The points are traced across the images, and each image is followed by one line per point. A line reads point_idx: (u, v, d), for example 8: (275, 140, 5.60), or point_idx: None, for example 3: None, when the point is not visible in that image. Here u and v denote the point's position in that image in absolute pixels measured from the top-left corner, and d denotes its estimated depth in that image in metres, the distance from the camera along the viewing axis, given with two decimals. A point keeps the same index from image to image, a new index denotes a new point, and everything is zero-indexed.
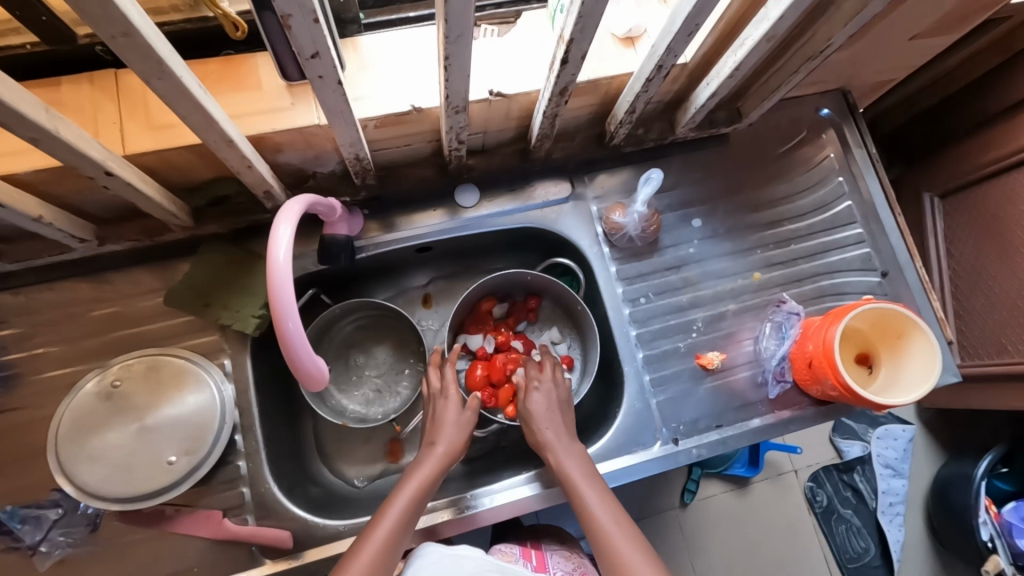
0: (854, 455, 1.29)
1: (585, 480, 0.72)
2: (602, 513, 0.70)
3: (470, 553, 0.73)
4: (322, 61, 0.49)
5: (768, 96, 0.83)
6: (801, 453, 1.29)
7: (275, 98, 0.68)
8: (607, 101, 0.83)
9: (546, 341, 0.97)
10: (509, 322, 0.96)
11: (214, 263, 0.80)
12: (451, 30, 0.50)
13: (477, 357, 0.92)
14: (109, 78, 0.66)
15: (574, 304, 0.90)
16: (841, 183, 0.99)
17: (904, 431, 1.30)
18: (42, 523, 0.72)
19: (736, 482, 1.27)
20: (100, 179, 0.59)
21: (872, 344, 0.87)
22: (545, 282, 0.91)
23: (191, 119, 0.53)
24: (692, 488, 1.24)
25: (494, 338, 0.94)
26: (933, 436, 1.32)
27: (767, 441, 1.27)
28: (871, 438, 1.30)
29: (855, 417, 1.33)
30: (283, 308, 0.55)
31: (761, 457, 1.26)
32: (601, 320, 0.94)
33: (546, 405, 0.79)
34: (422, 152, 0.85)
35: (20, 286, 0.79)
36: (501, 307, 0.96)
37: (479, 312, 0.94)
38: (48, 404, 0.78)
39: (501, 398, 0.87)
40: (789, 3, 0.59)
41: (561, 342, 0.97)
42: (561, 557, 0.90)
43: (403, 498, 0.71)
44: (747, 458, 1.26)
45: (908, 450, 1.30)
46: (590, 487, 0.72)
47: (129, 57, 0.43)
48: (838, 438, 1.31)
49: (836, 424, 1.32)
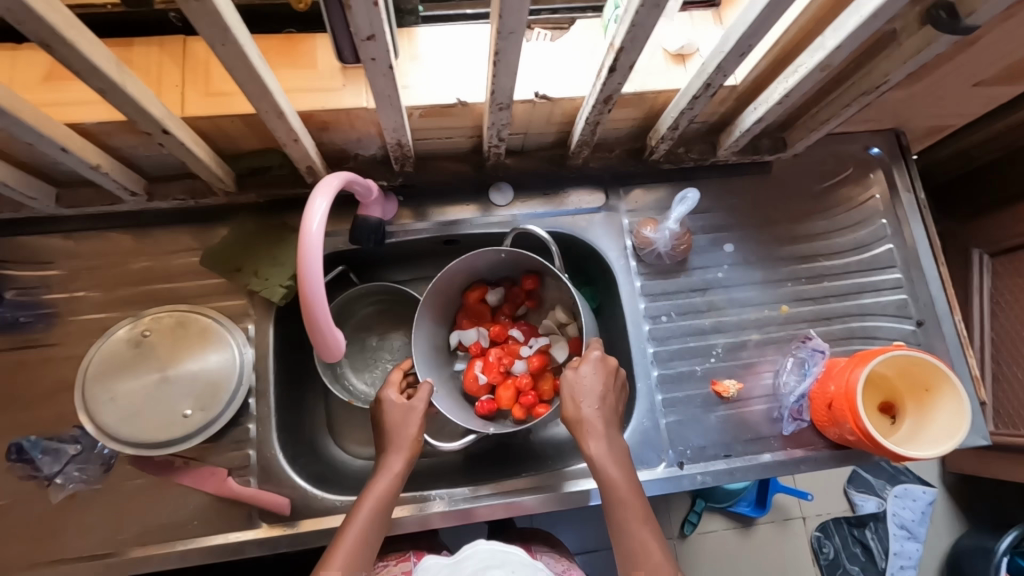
0: (867, 511, 1.24)
1: (619, 470, 0.70)
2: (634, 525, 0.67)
3: (470, 553, 0.73)
4: (377, 44, 0.51)
5: (817, 128, 0.82)
6: (812, 500, 1.25)
7: (328, 78, 0.71)
8: (651, 115, 0.82)
9: (551, 324, 0.93)
10: (505, 310, 0.94)
11: (250, 231, 0.83)
12: (504, 26, 0.51)
13: (474, 354, 0.91)
14: (177, 44, 0.69)
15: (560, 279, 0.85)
16: (884, 226, 0.96)
17: (924, 493, 1.23)
18: (60, 456, 0.75)
19: (740, 520, 1.24)
20: (157, 137, 0.62)
21: (898, 392, 0.84)
22: (521, 257, 0.86)
23: (247, 87, 0.55)
24: (693, 520, 1.21)
25: (487, 331, 0.92)
26: (955, 502, 1.26)
27: (776, 482, 1.23)
28: (888, 496, 1.24)
29: (872, 471, 1.28)
30: (309, 277, 0.57)
31: (769, 498, 1.21)
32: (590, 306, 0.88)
33: (594, 385, 0.74)
34: (462, 146, 0.87)
35: (75, 231, 0.84)
36: (494, 295, 0.92)
37: (468, 304, 0.92)
38: (84, 344, 0.82)
39: (501, 398, 0.86)
40: (848, 33, 0.58)
41: (569, 322, 0.92)
42: (552, 559, 0.90)
43: (372, 494, 0.70)
44: (754, 497, 1.23)
45: (927, 513, 1.22)
46: (621, 477, 0.69)
47: (198, 20, 0.45)
48: (853, 491, 1.26)
49: (851, 475, 1.28)
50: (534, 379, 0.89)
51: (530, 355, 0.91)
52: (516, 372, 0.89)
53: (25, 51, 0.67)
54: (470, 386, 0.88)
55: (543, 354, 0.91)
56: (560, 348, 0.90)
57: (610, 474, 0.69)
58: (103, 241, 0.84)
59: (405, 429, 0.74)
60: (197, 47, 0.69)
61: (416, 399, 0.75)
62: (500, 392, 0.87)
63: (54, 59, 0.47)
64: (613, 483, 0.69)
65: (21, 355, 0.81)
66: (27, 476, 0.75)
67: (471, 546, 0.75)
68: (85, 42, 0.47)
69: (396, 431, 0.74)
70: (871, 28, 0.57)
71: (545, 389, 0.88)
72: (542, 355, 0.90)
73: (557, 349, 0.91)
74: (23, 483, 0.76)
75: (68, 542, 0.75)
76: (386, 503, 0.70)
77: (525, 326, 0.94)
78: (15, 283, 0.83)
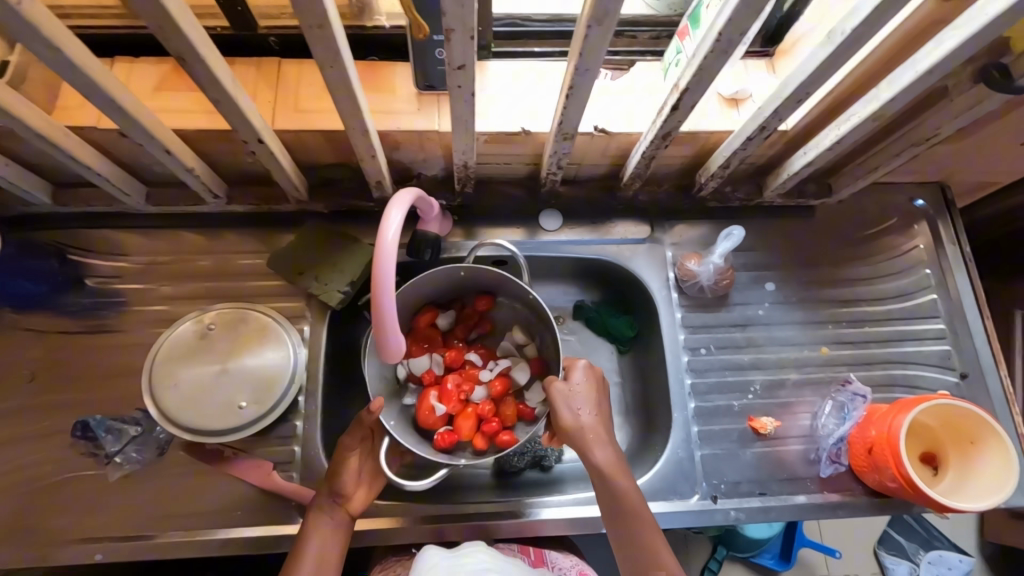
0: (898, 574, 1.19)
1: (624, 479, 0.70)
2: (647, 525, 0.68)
3: (473, 551, 0.73)
4: (465, 73, 0.56)
5: (864, 175, 0.85)
6: (839, 557, 1.21)
7: (405, 103, 0.77)
8: (702, 154, 0.86)
9: (508, 346, 0.92)
10: (457, 336, 0.92)
11: (315, 237, 0.88)
12: (582, 64, 0.55)
13: (427, 383, 0.85)
14: (273, 64, 0.76)
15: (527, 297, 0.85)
16: (928, 276, 0.96)
17: (960, 562, 1.19)
18: (121, 436, 0.80)
19: (763, 572, 1.20)
20: (252, 145, 0.68)
21: (940, 443, 0.83)
22: (481, 274, 0.84)
23: (342, 106, 0.61)
24: (714, 567, 1.18)
25: (442, 358, 0.88)
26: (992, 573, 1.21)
27: (803, 536, 1.19)
28: (921, 561, 1.20)
29: (904, 532, 1.23)
30: (382, 290, 0.60)
31: (794, 551, 1.18)
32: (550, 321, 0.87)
33: (589, 395, 0.75)
34: (518, 172, 0.92)
35: (151, 227, 0.90)
36: (446, 319, 0.90)
37: (419, 328, 0.89)
38: (149, 332, 0.87)
39: (463, 427, 0.82)
40: (902, 87, 0.61)
41: (528, 343, 0.92)
42: (560, 554, 0.88)
43: (312, 546, 0.70)
44: (779, 550, 1.19)
45: None
46: (627, 484, 0.69)
47: (315, 45, 0.51)
48: (883, 553, 1.21)
49: (882, 536, 1.23)
50: (494, 404, 0.86)
51: (490, 379, 0.89)
52: (473, 399, 0.86)
53: (139, 65, 0.75)
54: (426, 418, 0.82)
55: (503, 377, 0.89)
56: (522, 369, 0.89)
57: (617, 478, 0.69)
58: (177, 237, 0.90)
59: (337, 468, 0.74)
60: (292, 68, 0.77)
61: (344, 438, 0.76)
62: (460, 422, 0.82)
63: (185, 71, 0.53)
64: (623, 487, 0.69)
65: (90, 338, 0.86)
66: (87, 453, 0.80)
67: (473, 545, 0.75)
68: (214, 58, 0.53)
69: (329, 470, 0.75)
70: (925, 83, 0.60)
71: (507, 412, 0.85)
72: (503, 378, 0.88)
73: (517, 371, 0.89)
74: (80, 460, 0.80)
75: (115, 521, 0.77)
76: (329, 556, 0.70)
77: (483, 350, 0.92)
78: (93, 271, 0.88)
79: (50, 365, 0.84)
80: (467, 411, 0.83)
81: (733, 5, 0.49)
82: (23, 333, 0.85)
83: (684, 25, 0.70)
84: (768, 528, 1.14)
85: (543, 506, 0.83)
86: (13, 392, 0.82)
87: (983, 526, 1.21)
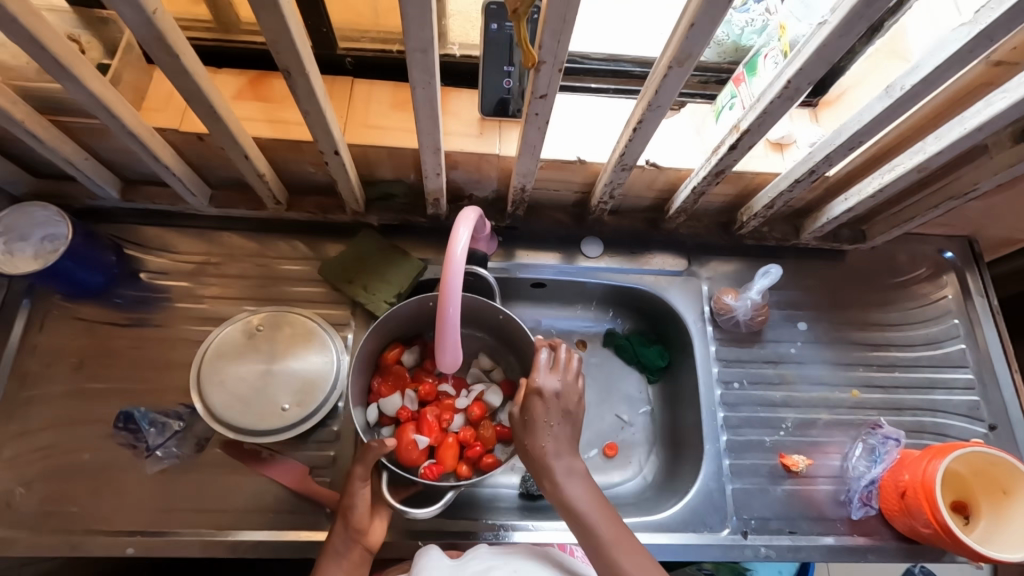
0: None
1: (577, 488, 0.69)
2: (616, 549, 0.65)
3: (478, 553, 0.70)
4: (544, 102, 0.59)
5: (899, 224, 0.88)
6: None
7: (468, 126, 0.81)
8: (744, 194, 0.90)
9: (478, 371, 0.90)
10: (425, 369, 0.88)
11: (366, 248, 0.91)
12: (656, 100, 0.59)
13: (403, 420, 0.82)
14: (346, 83, 0.81)
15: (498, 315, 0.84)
16: (956, 326, 0.99)
17: None
18: (165, 430, 0.82)
19: None
20: (327, 155, 0.72)
21: (971, 492, 0.83)
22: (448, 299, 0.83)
23: (421, 125, 0.65)
24: None
25: (414, 393, 0.85)
26: None
27: None
28: None
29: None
30: (450, 299, 0.62)
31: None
32: (519, 339, 0.85)
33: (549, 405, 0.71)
34: (565, 199, 0.96)
35: (207, 227, 0.93)
36: (412, 354, 0.88)
37: (386, 366, 0.86)
38: (196, 328, 0.88)
39: (446, 457, 0.80)
40: (949, 142, 0.65)
41: (495, 368, 0.91)
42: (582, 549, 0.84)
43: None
44: None
45: None
46: (581, 493, 0.68)
47: (413, 68, 0.55)
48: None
49: None
50: (473, 429, 0.84)
51: (466, 406, 0.86)
52: (451, 428, 0.84)
53: (222, 75, 0.80)
54: (409, 454, 0.78)
55: (479, 401, 0.87)
56: (495, 391, 0.87)
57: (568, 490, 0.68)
58: (232, 238, 0.93)
59: (349, 502, 0.71)
60: (363, 88, 0.81)
61: (355, 469, 0.72)
62: (442, 453, 0.81)
63: (287, 83, 0.57)
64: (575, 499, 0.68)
65: (139, 331, 0.87)
66: (127, 444, 0.81)
67: (478, 549, 0.72)
68: (315, 73, 0.57)
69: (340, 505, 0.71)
70: (971, 140, 0.64)
71: (487, 436, 0.84)
72: (479, 402, 0.86)
73: (490, 393, 0.87)
74: (118, 451, 0.81)
75: (148, 515, 0.77)
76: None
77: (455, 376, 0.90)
78: (147, 266, 0.90)
79: (97, 355, 0.85)
80: (449, 440, 0.81)
81: (804, 58, 0.53)
82: (73, 321, 0.87)
83: (740, 72, 0.75)
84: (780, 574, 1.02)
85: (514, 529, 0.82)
86: (59, 378, 0.84)
87: None
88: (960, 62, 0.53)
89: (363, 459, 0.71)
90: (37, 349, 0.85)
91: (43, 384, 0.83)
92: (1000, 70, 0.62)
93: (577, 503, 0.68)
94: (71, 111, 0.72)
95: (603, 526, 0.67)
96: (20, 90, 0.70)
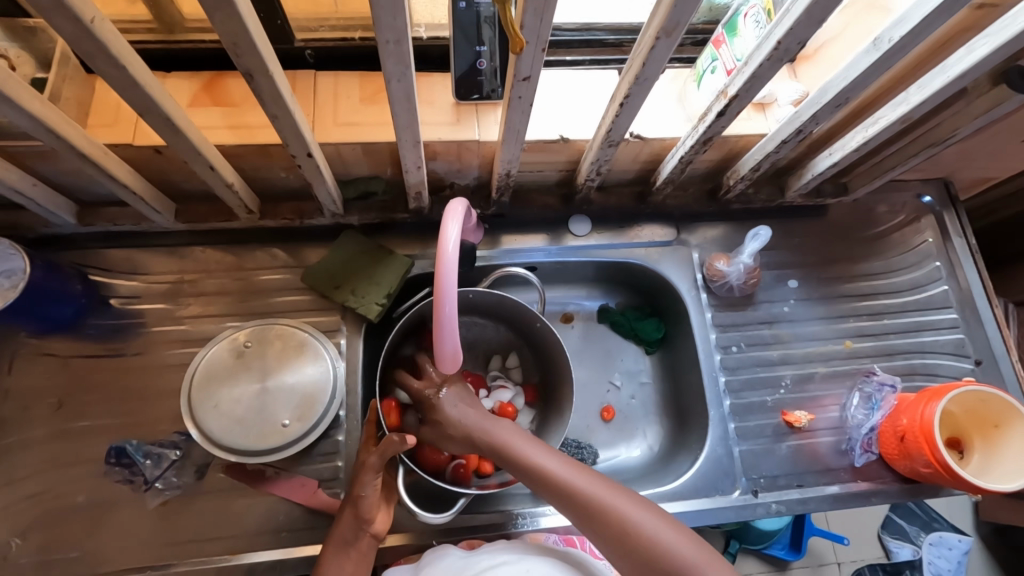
0: (904, 559, 1.12)
1: (528, 443, 0.69)
2: (577, 479, 0.65)
3: (492, 550, 0.68)
4: (528, 84, 0.56)
5: (882, 174, 0.88)
6: (847, 544, 1.14)
7: (443, 113, 0.78)
8: (729, 157, 0.89)
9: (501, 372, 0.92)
10: None
11: (351, 251, 0.88)
12: (644, 73, 0.57)
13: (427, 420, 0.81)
14: (309, 78, 0.76)
15: (531, 322, 0.85)
16: (938, 268, 1.01)
17: (960, 541, 1.13)
18: (162, 461, 0.78)
19: (773, 564, 1.11)
20: (299, 159, 0.68)
21: (965, 430, 0.86)
22: (485, 296, 0.85)
23: (399, 118, 0.61)
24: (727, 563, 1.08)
25: None
26: (993, 556, 1.15)
27: (811, 523, 1.12)
28: (923, 543, 1.13)
29: (906, 517, 1.17)
30: (445, 295, 0.59)
31: (805, 542, 1.10)
32: (543, 346, 0.88)
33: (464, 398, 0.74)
34: (550, 178, 0.94)
35: (177, 244, 0.87)
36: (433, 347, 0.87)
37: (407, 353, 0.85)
38: (180, 352, 0.84)
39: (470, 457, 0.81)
40: (932, 92, 0.64)
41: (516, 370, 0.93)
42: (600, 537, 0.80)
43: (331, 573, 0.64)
44: (788, 539, 1.11)
45: (963, 564, 1.11)
46: (533, 448, 0.68)
47: (388, 60, 0.51)
48: (888, 537, 1.14)
49: (884, 520, 1.17)
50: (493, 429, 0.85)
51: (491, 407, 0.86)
52: None
53: (173, 79, 0.74)
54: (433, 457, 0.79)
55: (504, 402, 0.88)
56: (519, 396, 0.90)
57: (518, 449, 0.68)
58: (205, 253, 0.88)
59: (360, 492, 0.68)
60: (328, 81, 0.77)
61: (368, 460, 0.68)
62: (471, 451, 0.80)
63: (250, 86, 0.53)
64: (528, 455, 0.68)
65: (119, 361, 0.83)
66: (123, 480, 0.77)
67: (493, 546, 0.70)
68: (279, 74, 0.53)
69: (349, 495, 0.68)
70: (955, 87, 0.63)
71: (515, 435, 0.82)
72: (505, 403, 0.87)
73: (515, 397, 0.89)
74: (115, 488, 0.77)
75: (157, 550, 0.74)
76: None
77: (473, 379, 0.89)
78: (117, 291, 0.85)
79: (78, 390, 0.81)
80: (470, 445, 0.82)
81: (794, 18, 0.52)
82: (46, 359, 0.81)
83: (719, 33, 0.72)
84: (780, 519, 1.03)
85: (514, 520, 0.79)
86: (39, 420, 0.79)
87: (979, 506, 1.17)
88: (949, 10, 0.51)
89: (383, 452, 0.67)
90: (12, 392, 0.80)
91: (24, 428, 0.78)
92: (981, 13, 0.62)
93: (530, 455, 0.68)
94: (10, 135, 0.66)
95: (555, 464, 0.66)
96: None
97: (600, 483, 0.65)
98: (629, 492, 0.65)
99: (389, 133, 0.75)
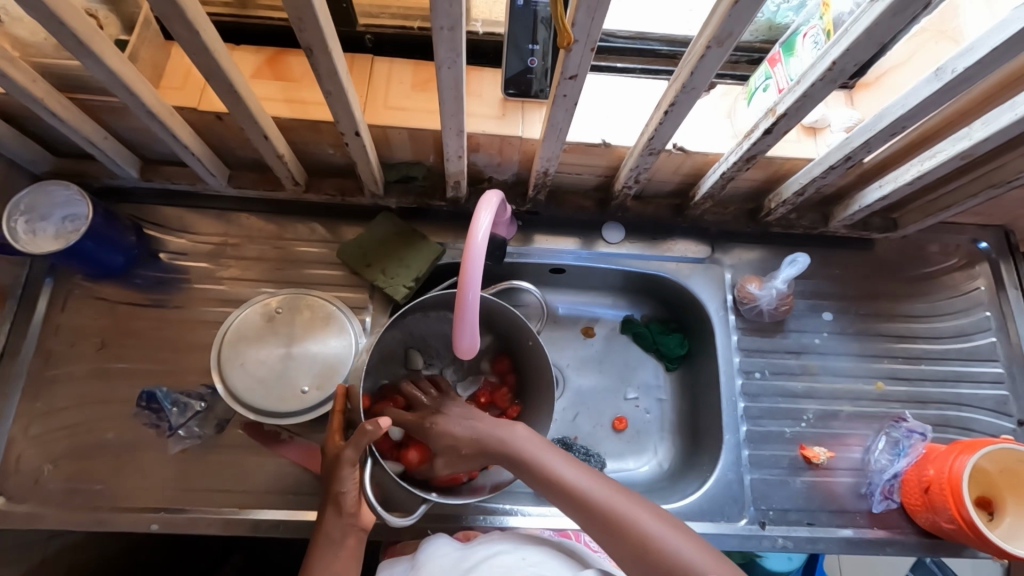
0: None
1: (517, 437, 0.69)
2: (579, 477, 0.65)
3: (488, 543, 0.68)
4: (574, 83, 0.57)
5: (936, 212, 0.85)
6: None
7: (489, 107, 0.79)
8: (773, 179, 0.87)
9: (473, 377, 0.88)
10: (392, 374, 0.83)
11: (385, 231, 0.90)
12: (691, 81, 0.57)
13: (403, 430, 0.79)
14: (365, 61, 0.79)
15: (523, 338, 0.81)
16: (987, 318, 0.96)
17: None
18: (187, 411, 0.82)
19: None
20: (347, 137, 0.70)
21: (997, 489, 0.81)
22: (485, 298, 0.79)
23: (446, 106, 0.63)
24: None
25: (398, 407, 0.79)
26: None
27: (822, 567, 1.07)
28: None
29: None
30: (470, 282, 0.60)
31: None
32: (528, 364, 0.83)
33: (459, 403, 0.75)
34: (588, 182, 0.94)
35: (226, 209, 0.92)
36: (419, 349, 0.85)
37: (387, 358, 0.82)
38: (215, 310, 0.88)
39: None
40: (998, 129, 0.61)
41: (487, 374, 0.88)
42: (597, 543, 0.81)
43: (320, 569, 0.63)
44: None
45: None
46: (527, 443, 0.68)
47: (441, 46, 0.52)
48: None
49: None
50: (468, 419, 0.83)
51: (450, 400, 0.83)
52: None
53: (240, 52, 0.78)
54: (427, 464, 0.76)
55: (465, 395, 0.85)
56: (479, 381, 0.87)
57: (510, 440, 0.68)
58: (250, 220, 0.92)
59: (339, 488, 0.66)
60: (383, 66, 0.79)
61: (345, 453, 0.66)
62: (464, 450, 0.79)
63: (308, 62, 0.55)
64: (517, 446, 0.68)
65: (159, 312, 0.87)
66: (149, 424, 0.82)
67: (489, 537, 0.70)
68: (336, 52, 0.56)
69: (329, 492, 0.67)
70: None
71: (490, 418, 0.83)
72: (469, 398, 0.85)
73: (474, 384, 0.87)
74: (141, 430, 0.82)
75: (171, 493, 0.78)
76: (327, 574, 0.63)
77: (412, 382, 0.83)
78: (166, 247, 0.90)
79: (121, 334, 0.86)
80: None
81: (852, 37, 0.51)
82: (95, 302, 0.87)
83: (776, 52, 0.72)
84: (789, 559, 0.99)
85: (512, 514, 0.80)
86: (82, 357, 0.84)
87: None
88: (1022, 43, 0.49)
89: (356, 442, 0.65)
90: (61, 328, 0.85)
91: (68, 363, 0.84)
92: None
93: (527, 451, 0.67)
94: (89, 89, 0.71)
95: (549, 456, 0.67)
96: (37, 66, 0.68)
97: (592, 477, 0.66)
98: (644, 500, 0.64)
99: (434, 121, 0.77)
